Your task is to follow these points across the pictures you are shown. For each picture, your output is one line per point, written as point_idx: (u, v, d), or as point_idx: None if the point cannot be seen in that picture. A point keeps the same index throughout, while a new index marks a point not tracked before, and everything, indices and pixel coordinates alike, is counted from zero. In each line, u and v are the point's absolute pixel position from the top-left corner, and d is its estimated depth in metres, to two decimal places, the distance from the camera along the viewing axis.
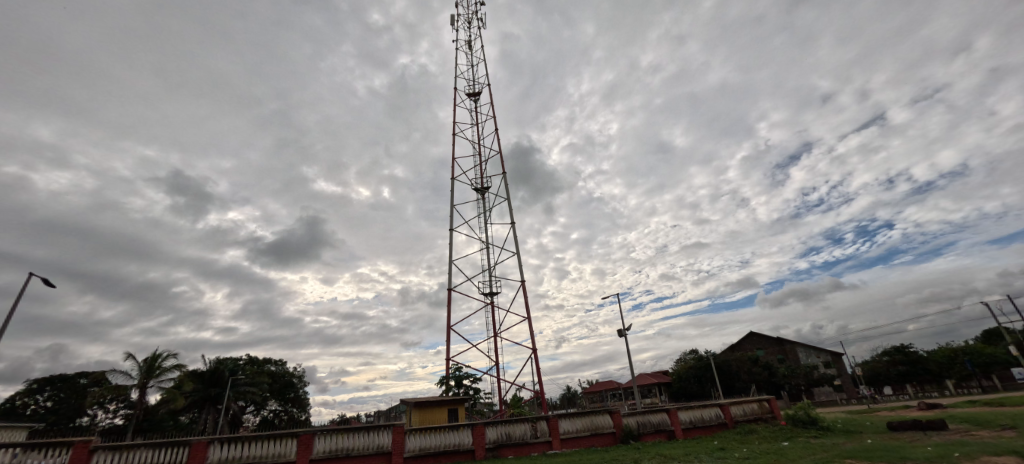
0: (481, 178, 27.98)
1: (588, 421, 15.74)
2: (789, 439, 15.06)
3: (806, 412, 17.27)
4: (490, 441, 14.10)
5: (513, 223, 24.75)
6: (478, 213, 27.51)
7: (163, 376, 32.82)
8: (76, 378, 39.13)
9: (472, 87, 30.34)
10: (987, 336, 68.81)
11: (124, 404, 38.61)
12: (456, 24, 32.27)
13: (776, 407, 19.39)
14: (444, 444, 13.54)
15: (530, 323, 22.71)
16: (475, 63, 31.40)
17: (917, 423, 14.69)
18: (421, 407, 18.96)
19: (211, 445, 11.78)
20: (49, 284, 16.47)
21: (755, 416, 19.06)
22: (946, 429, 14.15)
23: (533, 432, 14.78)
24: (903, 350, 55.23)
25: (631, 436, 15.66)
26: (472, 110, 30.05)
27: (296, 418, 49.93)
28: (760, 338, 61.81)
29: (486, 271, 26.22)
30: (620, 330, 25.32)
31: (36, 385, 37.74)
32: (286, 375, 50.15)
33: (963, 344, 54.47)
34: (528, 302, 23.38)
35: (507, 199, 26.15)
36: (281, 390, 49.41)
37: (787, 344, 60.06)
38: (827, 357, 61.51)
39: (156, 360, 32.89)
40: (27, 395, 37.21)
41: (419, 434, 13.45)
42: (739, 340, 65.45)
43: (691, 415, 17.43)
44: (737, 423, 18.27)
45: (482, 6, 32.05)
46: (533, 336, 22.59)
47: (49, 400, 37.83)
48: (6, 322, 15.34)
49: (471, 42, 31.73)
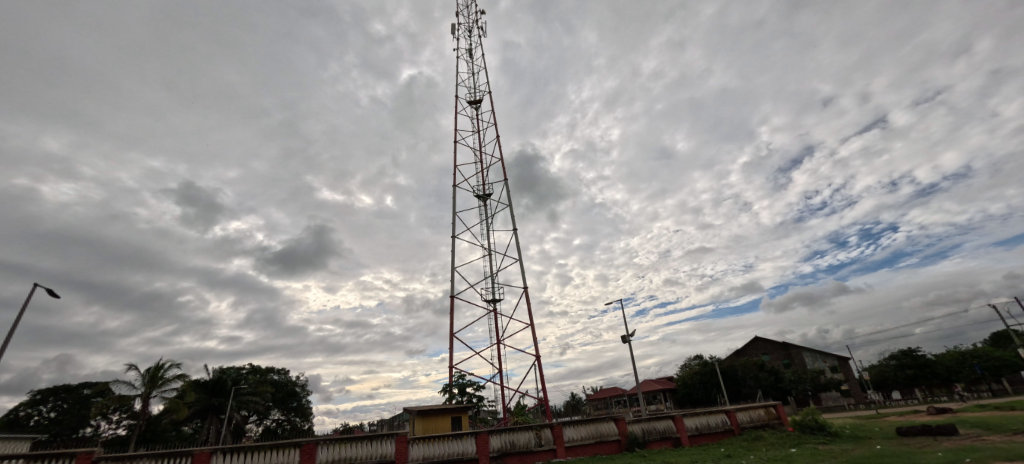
0: (483, 184, 27.98)
1: (593, 428, 15.58)
2: (797, 446, 14.86)
3: (813, 418, 17.12)
4: (493, 450, 13.93)
5: (514, 230, 24.60)
6: (481, 219, 27.43)
7: (166, 386, 32.78)
8: (80, 389, 39.17)
9: (472, 95, 30.30)
10: (997, 339, 67.88)
11: (127, 415, 38.55)
12: (457, 33, 32.28)
13: (783, 413, 19.20)
14: (447, 453, 13.40)
15: (531, 330, 22.41)
16: (476, 70, 31.32)
17: (926, 427, 14.46)
18: (424, 416, 18.85)
19: (213, 454, 11.66)
20: (54, 295, 16.74)
21: (761, 423, 18.81)
22: (955, 434, 13.94)
23: (536, 440, 14.62)
24: (911, 354, 54.54)
25: (636, 443, 15.51)
26: (473, 118, 29.94)
27: (299, 427, 49.68)
28: (766, 343, 61.54)
29: (487, 278, 25.58)
30: (625, 336, 25.31)
31: (40, 396, 37.86)
32: (289, 384, 50.08)
33: (972, 348, 53.61)
34: (529, 308, 23.06)
35: (510, 205, 25.91)
36: (284, 399, 49.33)
37: (792, 348, 59.61)
38: (833, 361, 60.75)
39: (159, 370, 32.85)
40: (31, 406, 37.28)
41: (423, 442, 13.33)
42: (745, 346, 65.15)
43: (697, 422, 17.23)
44: (743, 429, 18.04)
45: (483, 15, 31.93)
46: (535, 342, 22.17)
47: (53, 410, 37.80)
48: (12, 331, 15.73)
49: (472, 50, 31.62)
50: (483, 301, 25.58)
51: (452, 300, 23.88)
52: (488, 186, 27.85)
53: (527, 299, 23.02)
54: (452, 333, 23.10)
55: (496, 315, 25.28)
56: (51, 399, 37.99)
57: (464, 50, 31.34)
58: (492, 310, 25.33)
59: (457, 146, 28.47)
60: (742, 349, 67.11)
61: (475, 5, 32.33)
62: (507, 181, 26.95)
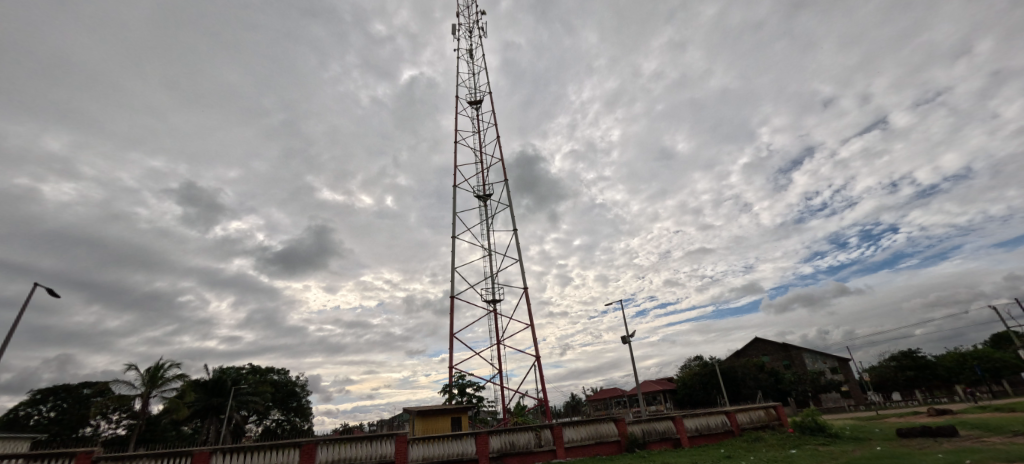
0: (483, 184, 27.67)
1: (593, 428, 15.56)
2: (797, 447, 14.84)
3: (813, 419, 17.09)
4: (493, 450, 13.91)
5: (515, 230, 24.10)
6: (481, 219, 26.99)
7: (166, 386, 32.78)
8: (79, 388, 39.17)
9: (472, 95, 30.09)
10: (997, 340, 67.84)
11: (126, 414, 38.55)
12: (457, 33, 32.04)
13: (783, 414, 19.15)
14: (446, 453, 13.38)
15: (532, 330, 21.90)
16: (476, 70, 30.96)
17: (926, 429, 14.43)
18: (423, 416, 18.84)
19: (212, 454, 11.65)
20: (54, 294, 16.69)
21: (762, 424, 18.78)
22: (956, 436, 13.91)
23: (536, 441, 14.60)
24: (910, 355, 54.82)
25: (635, 444, 15.50)
26: (473, 117, 29.52)
27: (299, 427, 49.66)
28: (766, 344, 61.44)
29: (487, 279, 25.27)
30: (625, 337, 25.26)
31: (40, 395, 37.87)
32: (289, 384, 50.08)
33: (973, 349, 53.56)
34: (529, 308, 22.48)
35: (511, 205, 25.30)
36: (284, 399, 49.35)
37: (792, 349, 59.58)
38: (834, 362, 60.63)
39: (159, 370, 32.83)
40: (31, 405, 37.26)
41: (423, 443, 13.32)
42: (745, 347, 65.17)
43: (697, 422, 17.22)
44: (743, 430, 18.03)
45: (483, 15, 31.77)
46: (535, 343, 21.99)
47: (52, 410, 37.78)
48: (11, 330, 15.66)
49: (472, 49, 31.39)
50: (482, 302, 25.16)
51: (452, 300, 23.63)
52: (488, 186, 27.48)
53: (527, 300, 22.41)
54: (452, 333, 22.84)
55: (496, 315, 24.93)
56: (50, 398, 37.99)
57: (464, 50, 31.14)
58: (492, 311, 24.92)
59: (457, 146, 28.10)
60: (742, 350, 67.00)
61: (475, 5, 32.27)
62: (507, 180, 26.51)
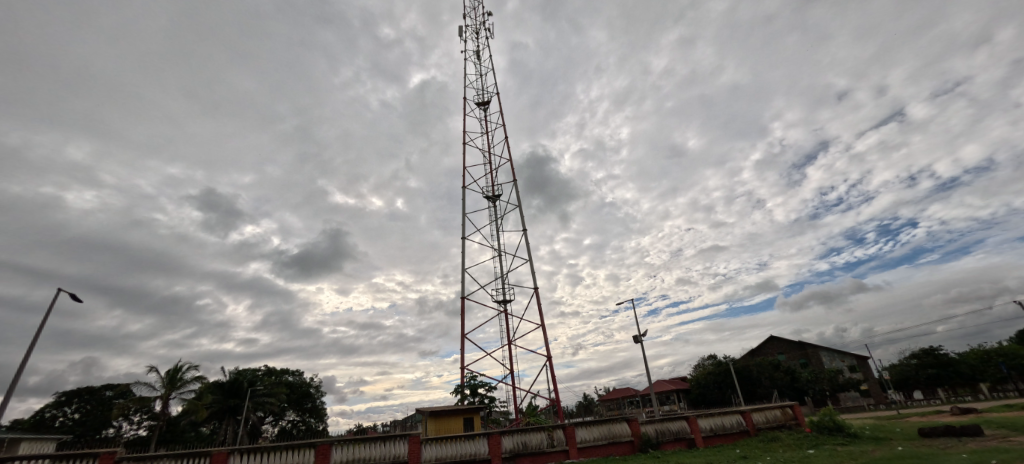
0: (492, 185, 27.64)
1: (605, 429, 15.48)
2: (815, 447, 14.63)
3: (831, 418, 16.80)
4: (506, 450, 13.91)
5: (525, 230, 24.01)
6: (490, 220, 27.00)
7: (185, 387, 33.43)
8: (102, 390, 40.18)
9: (480, 96, 30.14)
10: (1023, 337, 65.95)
11: (148, 416, 39.48)
12: (464, 35, 31.95)
13: (800, 413, 18.82)
14: (458, 454, 13.42)
15: (543, 330, 21.68)
16: (484, 71, 30.94)
17: (950, 428, 14.06)
18: (436, 417, 18.92)
19: (230, 455, 11.83)
20: (77, 299, 17.04)
21: (778, 423, 18.51)
22: (981, 435, 13.50)
23: (549, 440, 14.58)
24: (932, 353, 53.70)
25: (649, 444, 15.38)
26: (481, 118, 29.61)
27: (313, 428, 50.26)
28: (781, 342, 60.59)
29: (498, 279, 25.58)
30: (636, 336, 25.14)
31: (64, 398, 38.88)
32: (303, 385, 50.77)
33: (998, 346, 52.00)
34: (540, 308, 22.39)
35: (518, 206, 25.11)
36: (299, 400, 50.00)
37: (809, 347, 58.68)
38: (852, 360, 59.45)
39: (178, 372, 33.52)
40: (56, 407, 38.27)
41: (436, 443, 13.39)
42: (760, 345, 64.32)
43: (712, 422, 17.05)
44: (759, 430, 17.78)
45: (489, 16, 31.82)
46: (547, 343, 21.62)
47: (77, 412, 38.84)
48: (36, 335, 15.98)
49: (480, 51, 31.50)
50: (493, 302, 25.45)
51: (464, 300, 23.36)
52: (497, 187, 27.58)
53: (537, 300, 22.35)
54: (463, 334, 22.72)
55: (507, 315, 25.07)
56: (75, 400, 39.01)
57: (471, 52, 31.19)
58: (502, 310, 25.13)
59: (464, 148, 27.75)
60: (757, 348, 66.24)
61: (481, 7, 32.30)
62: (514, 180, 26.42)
